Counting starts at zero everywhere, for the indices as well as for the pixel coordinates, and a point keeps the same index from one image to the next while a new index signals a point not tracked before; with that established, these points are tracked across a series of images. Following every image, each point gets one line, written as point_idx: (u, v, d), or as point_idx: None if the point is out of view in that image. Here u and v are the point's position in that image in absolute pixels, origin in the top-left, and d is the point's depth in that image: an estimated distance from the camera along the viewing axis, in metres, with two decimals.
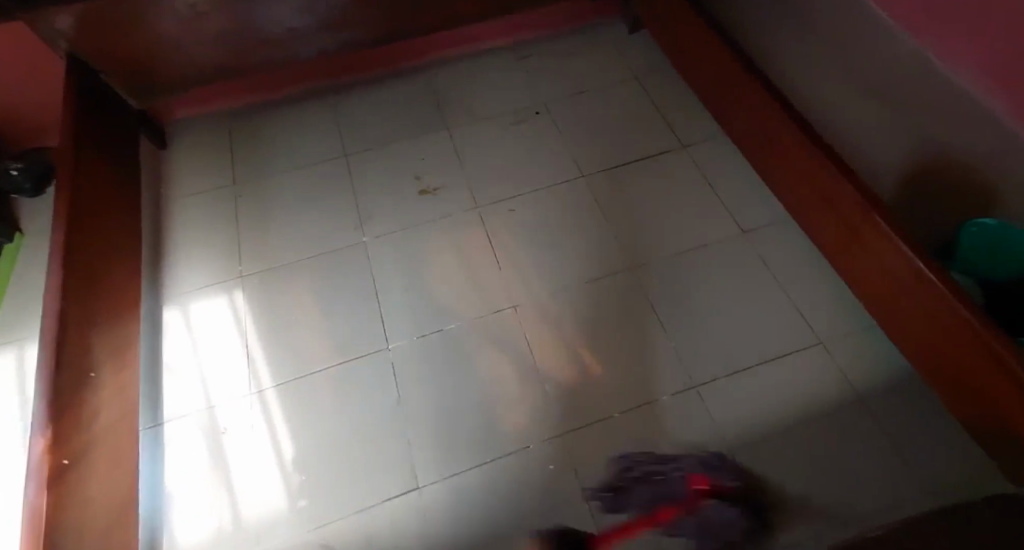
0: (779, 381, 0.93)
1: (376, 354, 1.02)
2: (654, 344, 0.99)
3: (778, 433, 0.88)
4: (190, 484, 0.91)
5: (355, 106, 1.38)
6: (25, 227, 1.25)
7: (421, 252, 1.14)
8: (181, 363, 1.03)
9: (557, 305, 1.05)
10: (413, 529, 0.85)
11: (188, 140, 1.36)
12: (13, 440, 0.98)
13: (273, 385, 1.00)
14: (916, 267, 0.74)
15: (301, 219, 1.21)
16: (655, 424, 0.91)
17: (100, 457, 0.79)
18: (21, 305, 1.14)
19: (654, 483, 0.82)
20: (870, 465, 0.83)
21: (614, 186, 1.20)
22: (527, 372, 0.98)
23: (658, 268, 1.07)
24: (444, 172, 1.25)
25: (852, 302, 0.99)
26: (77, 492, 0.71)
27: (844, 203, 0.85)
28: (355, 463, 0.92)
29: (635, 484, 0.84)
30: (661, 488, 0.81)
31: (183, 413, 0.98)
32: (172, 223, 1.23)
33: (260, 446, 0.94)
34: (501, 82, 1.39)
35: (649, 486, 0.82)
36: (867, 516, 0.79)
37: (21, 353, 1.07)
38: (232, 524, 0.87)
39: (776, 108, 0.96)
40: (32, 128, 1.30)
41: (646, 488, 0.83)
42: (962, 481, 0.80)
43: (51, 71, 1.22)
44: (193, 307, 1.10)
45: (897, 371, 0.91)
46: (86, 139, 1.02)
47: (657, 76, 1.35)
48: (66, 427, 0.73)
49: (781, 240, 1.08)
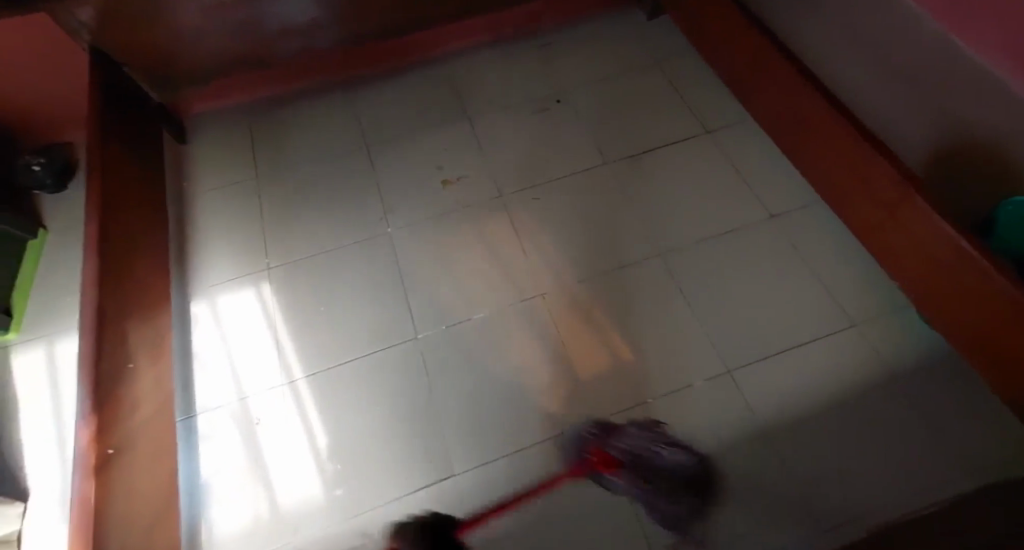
0: (813, 364, 0.92)
1: (407, 343, 1.03)
2: (686, 329, 0.99)
3: (815, 416, 0.88)
4: (226, 474, 0.92)
5: (373, 98, 1.38)
6: (48, 222, 1.25)
7: (447, 242, 1.14)
8: (211, 356, 1.03)
9: (586, 292, 1.05)
10: (450, 517, 0.86)
11: (207, 133, 1.36)
12: (46, 434, 0.98)
13: (305, 375, 1.00)
14: (958, 244, 0.74)
15: (325, 211, 1.21)
16: (688, 410, 0.91)
17: (141, 447, 0.80)
18: (48, 300, 1.14)
19: (620, 443, 0.87)
20: (908, 447, 0.83)
21: (638, 172, 1.19)
22: (559, 359, 0.98)
23: (686, 254, 1.07)
24: (466, 162, 1.25)
25: (882, 286, 0.98)
26: (122, 481, 0.71)
27: (884, 184, 0.85)
28: (390, 452, 0.92)
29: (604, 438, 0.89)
30: (615, 449, 0.87)
31: (216, 405, 0.98)
32: (196, 217, 1.23)
33: (295, 437, 0.94)
34: (520, 71, 1.38)
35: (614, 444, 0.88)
36: (907, 496, 0.79)
37: (51, 349, 1.07)
38: (270, 513, 0.88)
39: (811, 91, 0.96)
40: (52, 123, 1.30)
41: (606, 446, 0.87)
42: (1000, 464, 0.80)
43: (71, 62, 1.21)
44: (220, 300, 1.10)
45: (932, 352, 0.91)
46: (113, 132, 1.02)
47: (677, 63, 1.35)
48: (109, 417, 0.73)
49: (808, 224, 1.07)
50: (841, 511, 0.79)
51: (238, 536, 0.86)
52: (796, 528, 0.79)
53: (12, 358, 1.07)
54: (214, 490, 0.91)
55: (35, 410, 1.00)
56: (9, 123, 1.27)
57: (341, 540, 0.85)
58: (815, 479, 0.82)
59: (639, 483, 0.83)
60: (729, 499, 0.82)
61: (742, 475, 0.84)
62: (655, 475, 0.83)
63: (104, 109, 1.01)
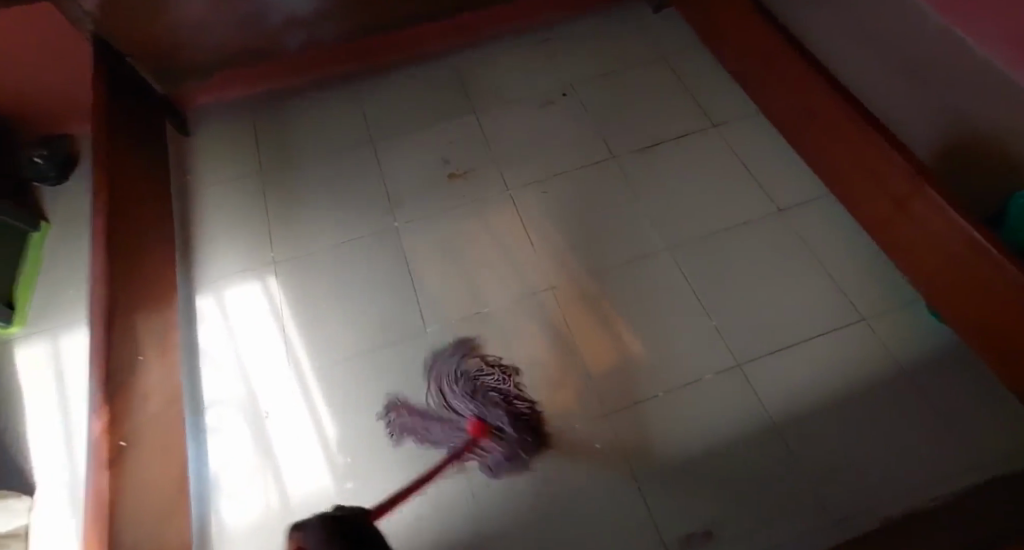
0: (823, 357, 0.93)
1: (417, 337, 1.02)
2: (695, 322, 0.99)
3: (825, 408, 0.88)
4: (236, 468, 0.91)
5: (379, 91, 1.37)
6: (50, 215, 1.24)
7: (454, 235, 1.14)
8: (218, 350, 1.03)
9: (595, 285, 1.05)
10: (462, 509, 0.86)
11: (211, 126, 1.35)
12: (52, 428, 0.97)
13: (313, 369, 1.00)
14: (971, 236, 0.75)
15: (331, 204, 1.20)
16: (698, 404, 0.91)
17: (152, 439, 0.79)
18: (51, 294, 1.13)
19: (489, 411, 0.90)
20: (918, 440, 0.84)
21: (646, 167, 1.19)
22: (569, 351, 0.98)
23: (695, 248, 1.07)
24: (473, 156, 1.24)
25: (891, 280, 0.99)
26: (133, 475, 0.71)
27: (897, 178, 0.85)
28: (401, 445, 0.92)
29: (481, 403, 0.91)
30: (489, 416, 0.90)
31: (225, 399, 0.98)
32: (201, 210, 1.22)
33: (304, 431, 0.94)
34: (526, 64, 1.37)
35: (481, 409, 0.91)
36: (917, 489, 0.80)
37: (55, 343, 1.06)
38: (280, 506, 0.87)
39: (822, 85, 0.96)
40: (53, 113, 1.29)
41: (456, 404, 0.93)
42: (1008, 456, 0.80)
43: (75, 52, 1.19)
44: (227, 294, 1.09)
45: (940, 346, 0.91)
46: (118, 123, 1.01)
47: (683, 56, 1.34)
48: (120, 409, 0.73)
49: (816, 219, 1.08)
50: (853, 503, 0.80)
51: (250, 529, 0.86)
52: (809, 519, 0.79)
53: (16, 352, 1.06)
54: (224, 484, 0.90)
55: (40, 404, 0.99)
56: (10, 114, 1.25)
57: None
58: (826, 471, 0.83)
59: (504, 451, 0.88)
60: (742, 492, 0.83)
61: (754, 467, 0.85)
62: (513, 446, 0.88)
63: (109, 99, 1.00)
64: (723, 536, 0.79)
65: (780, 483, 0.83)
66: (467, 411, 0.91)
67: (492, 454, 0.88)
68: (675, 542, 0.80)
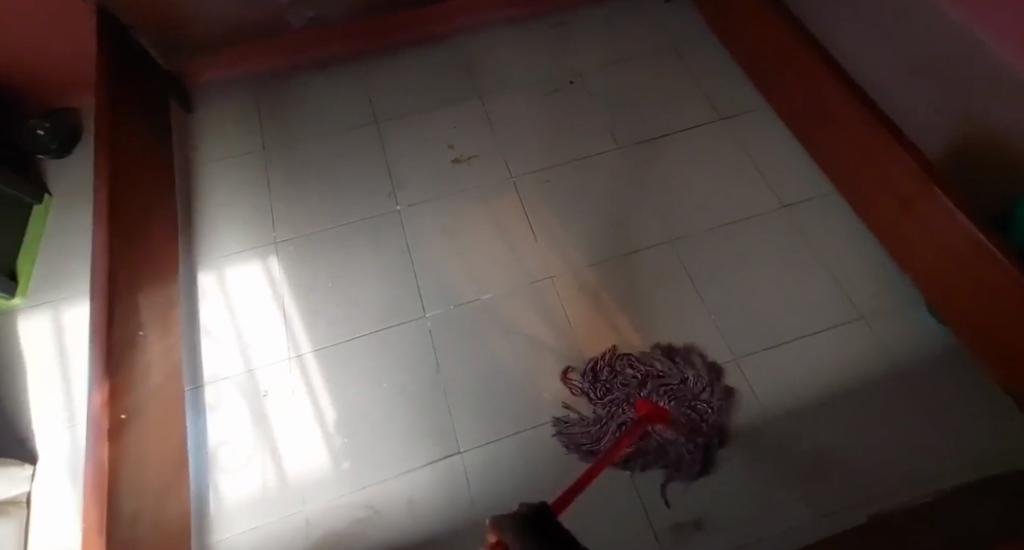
0: (819, 354, 0.93)
1: (415, 321, 1.02)
2: (693, 315, 0.99)
3: (819, 406, 0.88)
4: (234, 445, 0.93)
5: (385, 73, 1.35)
6: (52, 189, 1.24)
7: (458, 220, 1.13)
8: (219, 328, 1.04)
9: (594, 274, 1.05)
10: (455, 492, 0.86)
11: (215, 103, 1.34)
12: (52, 400, 0.98)
13: (312, 349, 1.01)
14: (973, 236, 0.75)
15: (337, 185, 1.20)
16: (707, 409, 0.90)
17: (152, 414, 0.81)
18: (54, 268, 1.14)
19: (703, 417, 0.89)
20: (913, 437, 0.84)
21: (652, 157, 1.18)
22: (565, 338, 0.98)
23: (697, 241, 1.07)
24: (477, 141, 1.23)
25: (892, 279, 0.99)
26: (132, 446, 0.72)
27: (903, 177, 0.85)
28: (396, 427, 0.93)
29: (691, 401, 0.90)
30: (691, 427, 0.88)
31: (224, 376, 0.99)
32: (204, 187, 1.22)
33: (301, 410, 0.95)
34: (533, 51, 1.36)
35: (682, 401, 0.91)
36: (911, 485, 0.80)
37: (58, 316, 1.07)
38: (276, 482, 0.89)
39: (832, 79, 0.95)
40: (55, 87, 1.28)
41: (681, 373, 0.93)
42: (998, 453, 0.81)
43: (79, 27, 1.19)
44: (228, 272, 1.10)
45: (939, 347, 0.91)
46: (122, 99, 1.01)
47: (693, 46, 1.33)
48: (120, 384, 0.74)
49: (821, 216, 1.07)
50: (843, 496, 0.81)
51: (246, 505, 0.88)
52: (799, 510, 0.80)
53: (20, 324, 1.07)
54: (222, 459, 0.92)
55: (44, 376, 1.01)
56: (13, 85, 1.24)
57: (348, 510, 0.86)
58: (818, 465, 0.83)
59: (682, 460, 0.85)
60: (736, 482, 0.83)
61: (752, 461, 0.85)
62: (697, 453, 0.86)
63: (111, 74, 1.00)
64: (714, 525, 0.80)
65: (773, 476, 0.83)
66: (681, 386, 0.92)
67: (558, 479, 0.86)
68: (667, 531, 0.80)
